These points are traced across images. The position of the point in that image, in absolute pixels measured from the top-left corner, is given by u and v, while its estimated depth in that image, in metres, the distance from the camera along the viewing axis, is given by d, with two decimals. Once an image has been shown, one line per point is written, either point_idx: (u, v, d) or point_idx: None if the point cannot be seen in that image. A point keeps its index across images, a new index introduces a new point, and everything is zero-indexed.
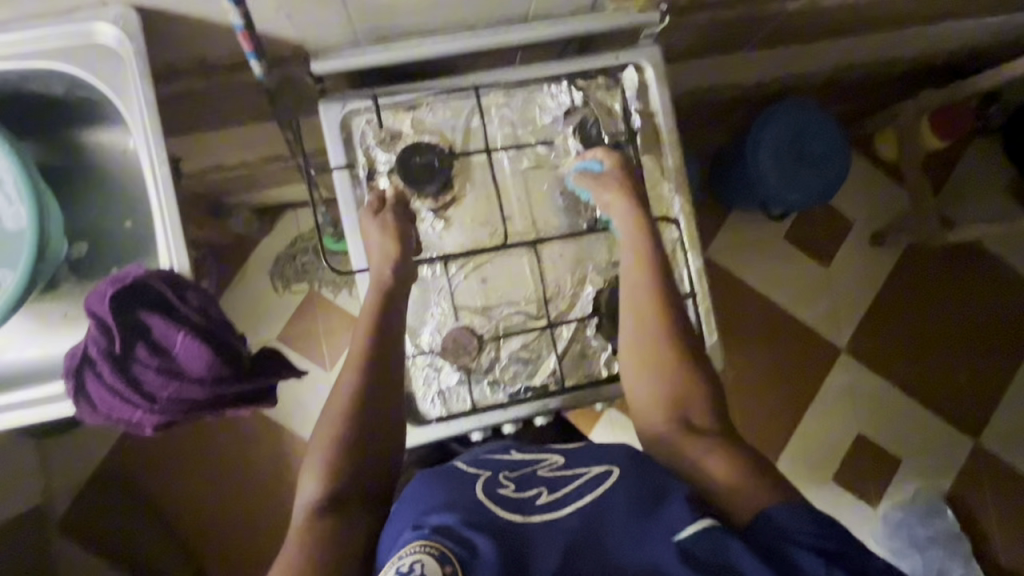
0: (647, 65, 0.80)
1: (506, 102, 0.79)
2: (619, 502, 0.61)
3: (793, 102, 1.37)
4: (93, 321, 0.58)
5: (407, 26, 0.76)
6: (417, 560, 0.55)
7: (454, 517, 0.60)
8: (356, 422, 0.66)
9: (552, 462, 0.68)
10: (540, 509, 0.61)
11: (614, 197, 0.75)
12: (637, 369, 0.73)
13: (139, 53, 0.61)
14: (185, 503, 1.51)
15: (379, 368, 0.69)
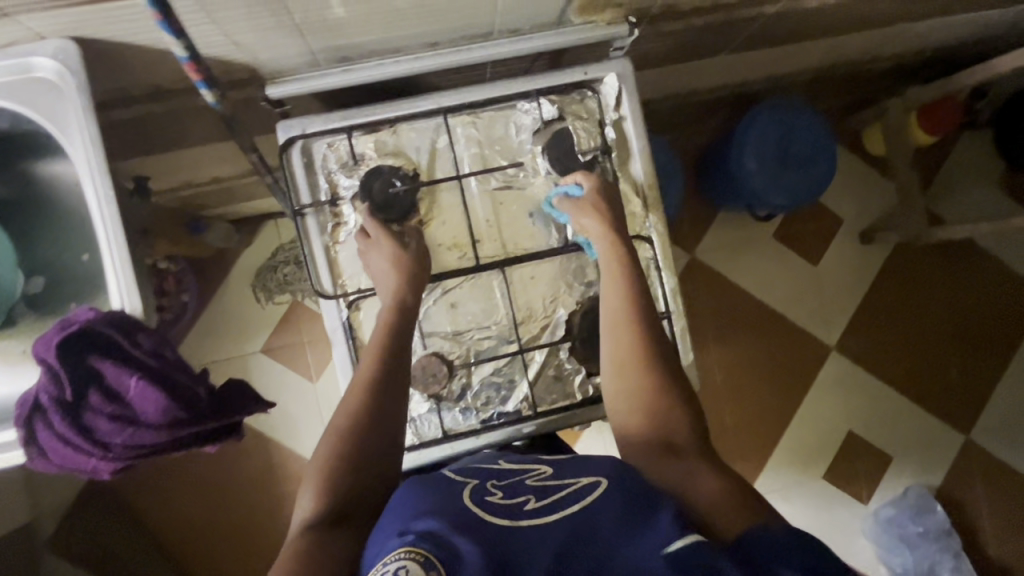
0: (619, 79, 0.77)
1: (472, 122, 0.77)
2: (611, 509, 0.58)
3: (776, 101, 1.35)
4: (43, 367, 0.57)
5: (367, 46, 0.74)
6: (401, 566, 0.51)
7: (441, 521, 0.56)
8: (361, 437, 0.65)
9: (542, 473, 0.66)
10: (528, 513, 0.59)
11: (593, 220, 0.73)
12: (617, 388, 0.71)
13: (81, 87, 0.60)
14: (173, 518, 1.51)
15: (385, 388, 0.68)
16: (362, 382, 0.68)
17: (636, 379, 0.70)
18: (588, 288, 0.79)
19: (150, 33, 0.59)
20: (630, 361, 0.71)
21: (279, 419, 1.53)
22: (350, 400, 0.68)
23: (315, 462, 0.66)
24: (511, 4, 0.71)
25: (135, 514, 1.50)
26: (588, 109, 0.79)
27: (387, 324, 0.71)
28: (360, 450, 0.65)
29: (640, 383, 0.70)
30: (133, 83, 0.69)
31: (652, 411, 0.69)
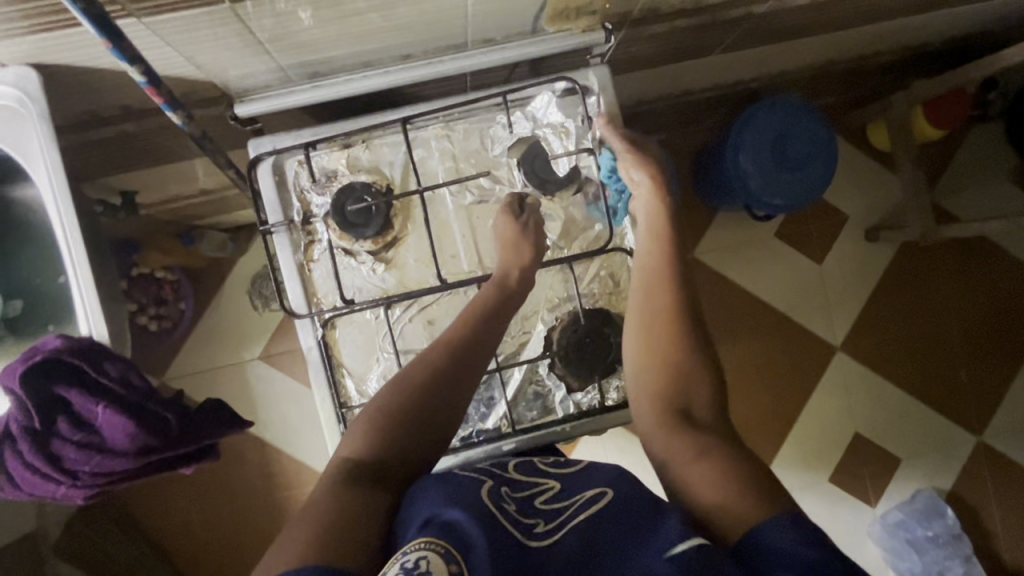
0: (595, 87, 0.75)
1: (447, 135, 0.76)
2: (613, 521, 0.58)
3: (773, 101, 1.31)
4: (11, 396, 0.57)
5: (336, 62, 0.73)
6: (422, 557, 0.51)
7: (462, 513, 0.56)
8: (426, 400, 0.67)
9: (550, 488, 0.64)
10: (535, 536, 0.57)
11: (642, 171, 0.72)
12: (644, 347, 0.70)
13: (44, 117, 0.60)
14: (174, 525, 1.53)
15: (472, 363, 0.69)
16: (447, 347, 0.69)
17: (657, 347, 0.69)
18: (567, 302, 0.78)
19: (109, 58, 0.58)
20: (655, 326, 0.70)
21: (276, 426, 1.54)
22: (431, 359, 0.69)
23: (375, 403, 0.68)
24: (482, 14, 0.69)
25: (138, 521, 1.52)
26: (567, 113, 0.76)
27: (487, 299, 0.71)
28: (426, 411, 0.67)
29: (664, 350, 0.69)
30: (102, 104, 0.68)
31: (669, 390, 0.67)
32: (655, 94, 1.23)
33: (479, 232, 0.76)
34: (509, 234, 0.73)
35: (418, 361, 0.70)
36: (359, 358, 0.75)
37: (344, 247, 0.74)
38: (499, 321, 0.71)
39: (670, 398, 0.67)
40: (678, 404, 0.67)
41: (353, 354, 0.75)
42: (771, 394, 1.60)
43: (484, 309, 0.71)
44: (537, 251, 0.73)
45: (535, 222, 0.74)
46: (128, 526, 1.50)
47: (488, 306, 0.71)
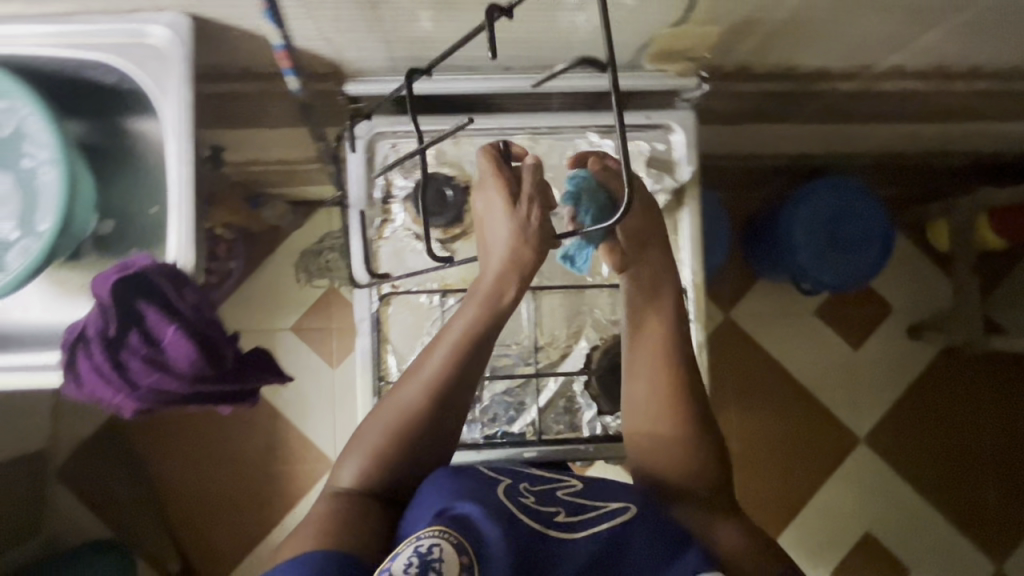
0: (677, 128, 0.79)
1: (530, 146, 0.80)
2: (635, 540, 0.59)
3: (825, 184, 1.31)
4: (96, 301, 0.61)
5: (444, 61, 0.79)
6: (435, 544, 0.52)
7: (475, 508, 0.57)
8: (417, 432, 0.67)
9: (571, 485, 0.66)
10: (556, 527, 0.59)
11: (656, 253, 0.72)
12: (647, 418, 0.70)
13: (184, 57, 0.66)
14: (177, 475, 1.57)
15: (457, 392, 0.69)
16: (425, 389, 0.68)
17: (659, 419, 0.70)
18: (614, 325, 0.79)
19: (254, 23, 0.65)
20: (656, 399, 0.70)
21: (292, 398, 1.57)
22: (410, 403, 0.68)
23: (360, 440, 0.68)
24: (590, 37, 0.74)
25: (145, 462, 1.57)
26: (651, 163, 0.79)
27: (471, 323, 0.69)
28: (416, 444, 0.67)
29: (670, 422, 0.69)
30: (230, 62, 0.75)
31: (676, 459, 0.69)
32: (723, 149, 1.25)
33: (484, 226, 0.71)
34: (513, 229, 0.69)
35: (395, 402, 0.68)
36: (405, 338, 0.78)
37: (414, 230, 0.78)
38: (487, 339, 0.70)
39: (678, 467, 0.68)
40: (689, 468, 0.68)
41: (401, 334, 0.78)
42: (784, 469, 1.55)
43: (469, 339, 0.69)
44: (537, 255, 0.69)
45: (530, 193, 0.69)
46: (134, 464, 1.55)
47: (477, 332, 0.69)
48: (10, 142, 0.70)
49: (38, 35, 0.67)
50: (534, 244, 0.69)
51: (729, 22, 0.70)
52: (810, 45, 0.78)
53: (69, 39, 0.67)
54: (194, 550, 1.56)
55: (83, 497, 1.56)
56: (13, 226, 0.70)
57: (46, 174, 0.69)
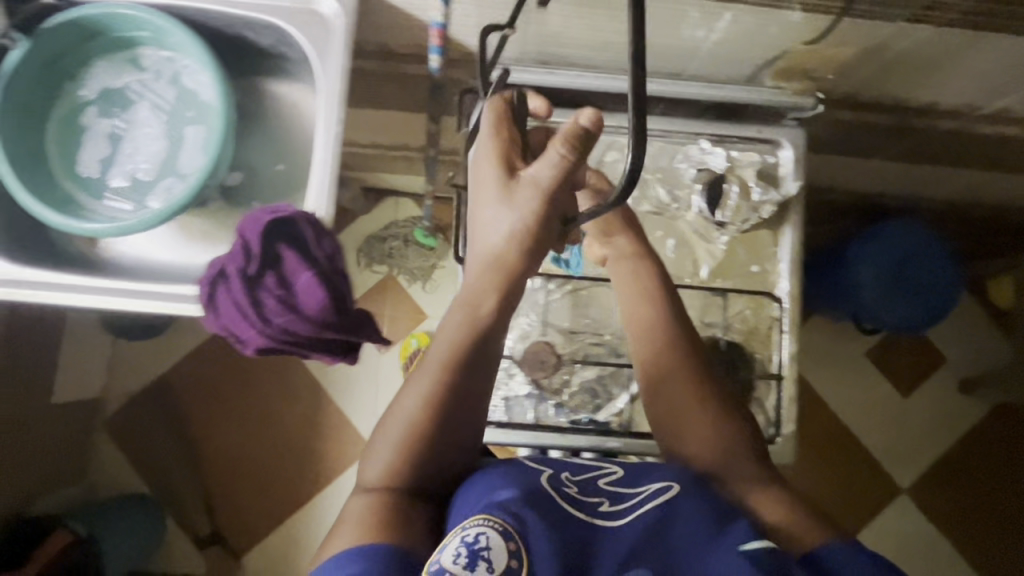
0: (787, 145, 0.80)
1: (643, 146, 0.83)
2: (684, 518, 0.56)
3: (888, 229, 1.27)
4: (240, 240, 0.64)
5: (570, 57, 0.83)
6: (482, 533, 0.51)
7: (515, 492, 0.55)
8: (431, 435, 0.59)
9: (612, 472, 0.62)
10: (600, 515, 0.57)
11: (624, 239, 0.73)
12: (672, 414, 0.65)
13: (348, 27, 0.69)
14: (218, 439, 1.60)
15: (467, 391, 0.60)
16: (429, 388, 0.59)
17: (685, 409, 0.65)
18: (709, 327, 0.79)
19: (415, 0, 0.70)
20: (677, 393, 0.65)
21: (338, 378, 1.60)
22: (414, 404, 0.59)
23: (374, 447, 0.60)
24: (718, 45, 0.78)
25: (190, 423, 1.60)
26: (758, 175, 0.80)
27: (463, 330, 0.60)
28: (437, 449, 0.59)
29: (700, 411, 0.65)
30: (374, 37, 0.80)
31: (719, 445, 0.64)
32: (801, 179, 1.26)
33: (481, 217, 0.60)
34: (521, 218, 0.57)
35: (401, 407, 0.60)
36: None
37: None
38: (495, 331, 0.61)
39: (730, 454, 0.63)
40: (722, 446, 0.64)
41: None
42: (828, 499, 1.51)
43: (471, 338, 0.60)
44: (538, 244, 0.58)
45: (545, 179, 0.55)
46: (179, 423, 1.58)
47: (480, 328, 0.60)
48: (169, 91, 0.75)
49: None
50: (535, 243, 0.59)
51: (860, 46, 0.74)
52: (925, 80, 0.81)
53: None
54: (223, 517, 1.57)
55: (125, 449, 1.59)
56: (155, 170, 0.75)
57: (200, 128, 0.75)
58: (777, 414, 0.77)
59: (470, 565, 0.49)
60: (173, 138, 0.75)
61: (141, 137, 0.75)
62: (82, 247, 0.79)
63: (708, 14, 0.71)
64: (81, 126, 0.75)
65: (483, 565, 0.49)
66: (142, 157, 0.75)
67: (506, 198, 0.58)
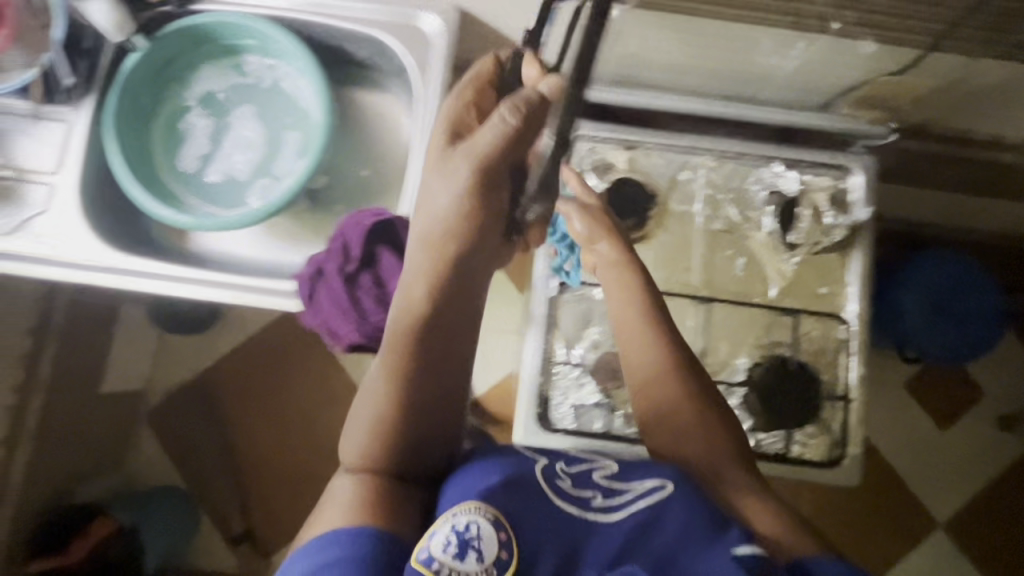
0: (858, 172, 0.82)
1: (715, 167, 0.84)
2: (679, 518, 0.54)
3: (914, 265, 1.24)
4: (345, 241, 0.68)
5: (648, 78, 0.86)
6: (472, 521, 0.50)
7: (499, 480, 0.53)
8: (404, 417, 0.57)
9: (607, 466, 0.60)
10: (594, 511, 0.55)
11: (607, 245, 0.73)
12: (654, 410, 0.66)
13: (448, 45, 0.73)
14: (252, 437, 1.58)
15: (433, 355, 0.59)
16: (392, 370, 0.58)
17: (667, 403, 0.65)
18: (778, 347, 0.80)
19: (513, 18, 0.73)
20: (660, 387, 0.66)
21: None
22: (381, 387, 0.58)
23: (350, 428, 0.59)
24: (796, 74, 0.80)
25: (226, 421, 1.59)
26: (830, 200, 0.82)
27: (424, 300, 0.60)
28: (411, 421, 0.57)
29: (683, 407, 0.65)
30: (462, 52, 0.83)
31: (702, 442, 0.63)
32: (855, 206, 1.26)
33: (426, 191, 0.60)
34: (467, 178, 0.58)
35: (373, 391, 0.59)
36: (575, 324, 0.82)
37: None
38: (458, 295, 0.61)
39: (715, 456, 0.62)
40: (706, 446, 0.63)
41: (571, 321, 0.82)
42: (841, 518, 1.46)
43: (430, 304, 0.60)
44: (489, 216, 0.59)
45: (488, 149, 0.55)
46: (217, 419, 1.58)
47: (441, 295, 0.60)
48: (268, 97, 0.79)
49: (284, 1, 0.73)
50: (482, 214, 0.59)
51: (942, 79, 0.75)
52: (1000, 114, 0.82)
53: (342, 11, 0.74)
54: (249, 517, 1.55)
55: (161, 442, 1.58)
56: (251, 170, 0.78)
57: (296, 134, 0.78)
58: (843, 435, 0.78)
59: (459, 554, 0.48)
60: (271, 143, 0.78)
61: (239, 139, 0.78)
62: (174, 241, 0.81)
63: (781, 42, 0.73)
64: (183, 127, 0.79)
65: (472, 556, 0.48)
66: (239, 157, 0.78)
67: (448, 168, 0.59)
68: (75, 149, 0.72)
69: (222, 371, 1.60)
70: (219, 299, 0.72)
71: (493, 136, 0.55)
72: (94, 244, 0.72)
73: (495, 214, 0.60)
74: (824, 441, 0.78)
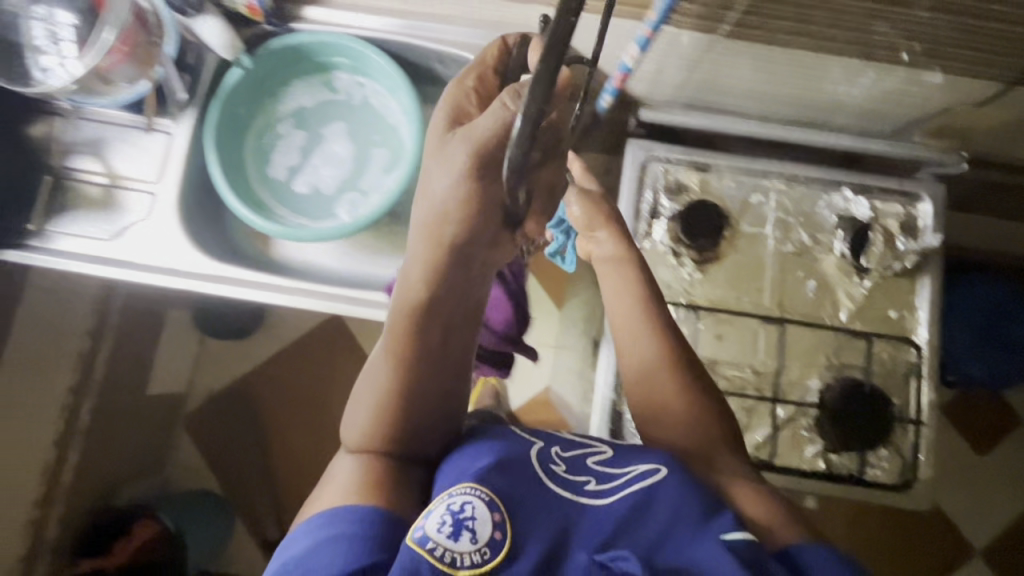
0: (928, 199, 0.84)
1: (786, 191, 0.86)
2: (669, 502, 0.56)
3: (964, 282, 1.16)
4: None
5: (720, 103, 0.88)
6: (468, 502, 0.53)
7: (490, 463, 0.56)
8: (408, 406, 0.60)
9: (601, 452, 0.63)
10: (587, 494, 0.57)
11: (606, 235, 0.74)
12: (646, 399, 0.68)
13: None
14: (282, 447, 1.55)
15: (428, 347, 0.61)
16: (395, 360, 0.61)
17: (661, 391, 0.68)
18: (848, 369, 0.81)
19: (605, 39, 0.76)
20: (654, 380, 0.68)
21: None
22: (385, 376, 0.61)
23: (351, 416, 0.63)
24: (869, 103, 0.82)
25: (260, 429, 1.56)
26: (901, 226, 0.84)
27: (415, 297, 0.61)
28: (412, 409, 0.60)
29: (678, 398, 0.67)
30: None
31: (695, 429, 0.66)
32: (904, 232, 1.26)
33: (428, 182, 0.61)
34: (453, 186, 0.57)
35: (377, 380, 0.61)
36: None
37: (671, 248, 0.84)
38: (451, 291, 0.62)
39: (705, 442, 0.65)
40: (704, 432, 0.65)
41: None
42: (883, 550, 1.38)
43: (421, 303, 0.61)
44: (488, 211, 0.58)
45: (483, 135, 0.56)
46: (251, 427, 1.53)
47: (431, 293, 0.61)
48: (359, 114, 0.82)
49: (378, 22, 0.77)
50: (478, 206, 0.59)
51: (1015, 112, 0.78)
52: None
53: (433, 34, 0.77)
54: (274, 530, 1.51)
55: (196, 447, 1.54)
56: (339, 185, 0.81)
57: (384, 151, 0.81)
58: (914, 458, 0.79)
59: (454, 533, 0.51)
60: (359, 159, 0.81)
61: (329, 155, 0.81)
62: (255, 248, 0.83)
63: (850, 71, 0.77)
64: (273, 141, 0.82)
65: (467, 536, 0.51)
66: (328, 171, 0.81)
67: (446, 156, 0.60)
68: (174, 159, 0.75)
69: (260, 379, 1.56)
70: (311, 306, 0.74)
71: (493, 123, 0.55)
72: (190, 255, 0.74)
73: (491, 205, 0.58)
74: (896, 465, 0.79)
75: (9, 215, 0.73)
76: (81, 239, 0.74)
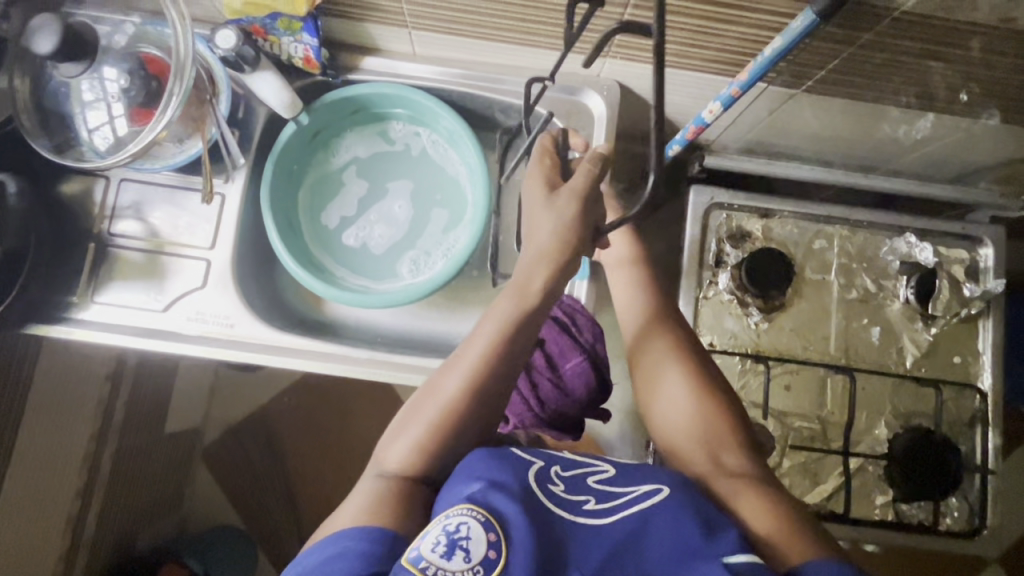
0: (991, 245, 0.83)
1: (849, 237, 0.84)
2: (671, 524, 0.50)
3: None
4: None
5: (780, 147, 0.87)
6: (463, 522, 0.47)
7: (483, 481, 0.50)
8: (473, 424, 0.56)
9: (603, 470, 0.56)
10: (583, 516, 0.51)
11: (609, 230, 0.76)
12: (651, 390, 0.69)
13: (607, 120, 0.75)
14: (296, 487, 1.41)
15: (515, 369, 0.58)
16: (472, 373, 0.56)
17: (670, 385, 0.68)
18: (913, 418, 0.81)
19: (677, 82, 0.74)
20: (667, 374, 0.68)
21: None
22: (451, 391, 0.57)
23: (402, 431, 0.58)
24: (932, 152, 0.82)
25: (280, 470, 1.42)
26: (965, 272, 0.83)
27: (512, 315, 0.57)
28: (478, 432, 0.57)
29: (685, 389, 0.67)
30: None
31: (699, 423, 0.65)
32: None
33: (530, 221, 0.61)
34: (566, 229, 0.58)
35: (440, 393, 0.57)
36: None
37: (738, 297, 0.83)
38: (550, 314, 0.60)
39: (709, 438, 0.63)
40: (704, 418, 0.65)
41: None
42: None
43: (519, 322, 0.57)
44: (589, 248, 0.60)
45: (580, 186, 0.59)
46: (265, 465, 1.41)
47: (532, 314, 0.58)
48: (417, 166, 0.78)
49: (440, 73, 0.73)
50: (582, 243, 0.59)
51: None
52: None
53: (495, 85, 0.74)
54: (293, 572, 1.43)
55: (212, 487, 1.40)
56: (392, 245, 0.77)
57: (442, 213, 0.77)
58: (980, 503, 0.79)
59: (448, 555, 0.45)
60: (418, 220, 0.77)
61: (386, 215, 0.77)
62: (304, 311, 0.79)
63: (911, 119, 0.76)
64: (330, 193, 0.78)
65: (460, 555, 0.45)
66: (383, 227, 0.77)
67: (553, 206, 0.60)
68: (227, 221, 0.71)
69: (279, 416, 1.43)
70: (371, 374, 0.70)
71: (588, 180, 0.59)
72: (244, 321, 0.70)
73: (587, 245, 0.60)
74: (962, 511, 0.79)
75: (53, 287, 0.68)
76: (127, 310, 0.69)
